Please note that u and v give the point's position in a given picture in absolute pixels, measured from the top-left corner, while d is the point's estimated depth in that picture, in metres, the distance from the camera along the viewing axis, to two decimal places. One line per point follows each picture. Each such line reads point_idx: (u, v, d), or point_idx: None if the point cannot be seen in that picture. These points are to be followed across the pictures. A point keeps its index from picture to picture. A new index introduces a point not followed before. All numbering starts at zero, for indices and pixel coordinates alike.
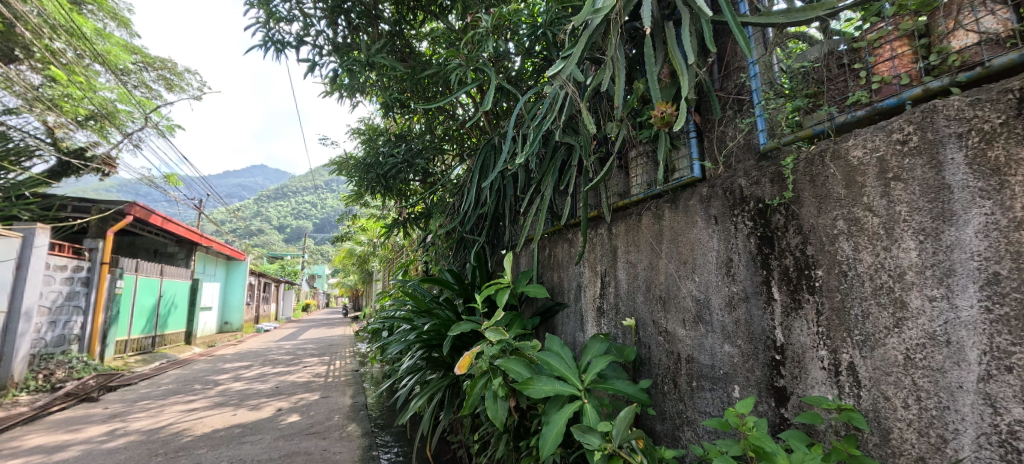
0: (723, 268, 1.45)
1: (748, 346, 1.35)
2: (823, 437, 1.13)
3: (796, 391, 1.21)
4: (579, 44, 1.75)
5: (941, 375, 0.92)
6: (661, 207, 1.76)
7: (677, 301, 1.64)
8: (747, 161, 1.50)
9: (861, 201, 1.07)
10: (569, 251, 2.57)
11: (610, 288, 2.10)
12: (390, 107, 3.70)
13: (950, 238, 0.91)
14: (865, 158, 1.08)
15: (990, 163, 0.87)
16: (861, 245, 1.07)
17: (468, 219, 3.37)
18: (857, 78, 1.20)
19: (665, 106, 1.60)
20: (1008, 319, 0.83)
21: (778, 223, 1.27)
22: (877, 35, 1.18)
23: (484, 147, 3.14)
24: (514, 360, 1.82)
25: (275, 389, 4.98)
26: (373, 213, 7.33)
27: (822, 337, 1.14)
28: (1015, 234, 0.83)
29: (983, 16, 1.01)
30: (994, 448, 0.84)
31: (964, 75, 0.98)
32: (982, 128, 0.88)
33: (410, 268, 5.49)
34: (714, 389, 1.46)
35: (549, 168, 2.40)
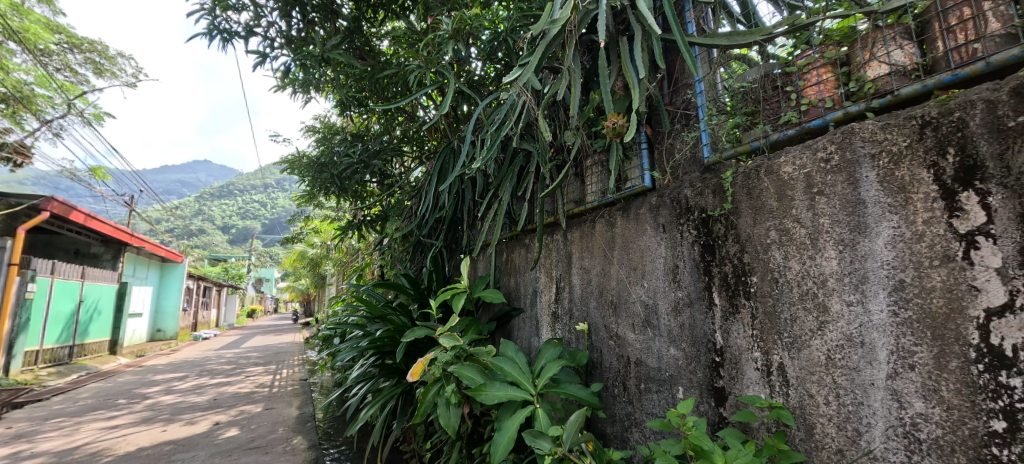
0: (670, 274, 1.52)
1: (691, 348, 1.42)
2: (757, 434, 1.20)
3: (733, 391, 1.28)
4: (536, 53, 1.78)
5: (856, 373, 1.00)
6: (614, 215, 1.82)
7: (627, 306, 1.69)
8: (693, 173, 1.59)
9: (790, 213, 1.16)
10: (526, 257, 2.59)
11: (565, 293, 2.13)
12: (347, 105, 3.59)
13: (864, 248, 1.00)
14: (794, 174, 1.16)
15: (897, 181, 0.96)
16: (790, 254, 1.15)
17: (426, 222, 3.32)
18: (788, 100, 1.30)
19: (616, 117, 1.66)
20: (911, 322, 0.92)
21: (718, 232, 1.35)
22: (806, 61, 1.28)
23: (443, 151, 3.11)
24: (468, 365, 1.81)
25: (212, 402, 4.64)
26: (327, 214, 7.05)
27: (756, 340, 1.22)
28: (917, 245, 0.92)
29: (894, 50, 1.12)
30: (900, 439, 0.93)
31: (877, 102, 1.08)
32: (890, 150, 0.98)
33: (364, 272, 5.32)
34: (660, 391, 1.52)
35: (508, 174, 2.42)
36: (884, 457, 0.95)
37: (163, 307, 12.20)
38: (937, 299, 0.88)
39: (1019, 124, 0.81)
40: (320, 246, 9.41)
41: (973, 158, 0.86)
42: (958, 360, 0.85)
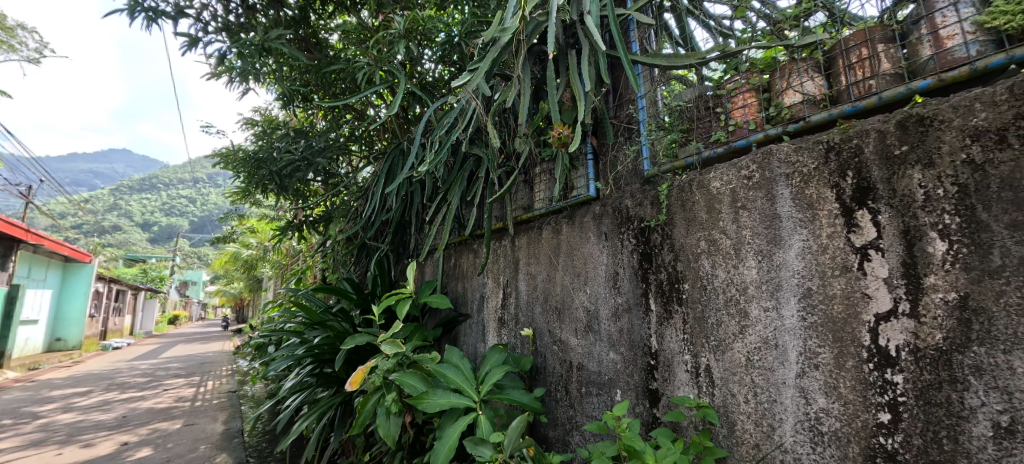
0: (611, 281, 1.58)
1: (629, 352, 1.48)
2: (686, 432, 1.27)
3: (665, 392, 1.35)
4: (486, 59, 1.80)
5: (771, 373, 1.09)
6: (560, 222, 1.87)
7: (571, 312, 1.74)
8: (634, 184, 1.67)
9: (718, 225, 1.25)
10: (474, 262, 2.58)
11: (511, 299, 2.14)
12: (290, 99, 3.40)
13: (779, 259, 1.10)
14: (721, 188, 1.26)
15: (807, 199, 1.06)
16: (717, 262, 1.24)
17: (372, 224, 3.21)
18: (719, 120, 1.40)
19: (562, 128, 1.72)
20: (816, 326, 1.01)
21: (655, 241, 1.43)
22: (734, 86, 1.37)
23: (391, 152, 3.03)
24: (410, 373, 1.77)
25: (121, 419, 4.15)
26: (265, 213, 6.61)
27: (687, 344, 1.30)
28: (822, 256, 1.02)
29: (806, 81, 1.23)
30: (806, 432, 1.02)
31: (792, 126, 1.20)
32: (801, 171, 1.09)
33: (304, 275, 5.03)
34: (600, 394, 1.57)
35: (457, 178, 2.41)
36: (794, 449, 1.04)
37: (64, 312, 10.79)
38: (837, 305, 0.99)
39: (902, 153, 0.93)
40: (257, 247, 8.81)
41: (867, 181, 0.97)
42: (853, 360, 0.95)
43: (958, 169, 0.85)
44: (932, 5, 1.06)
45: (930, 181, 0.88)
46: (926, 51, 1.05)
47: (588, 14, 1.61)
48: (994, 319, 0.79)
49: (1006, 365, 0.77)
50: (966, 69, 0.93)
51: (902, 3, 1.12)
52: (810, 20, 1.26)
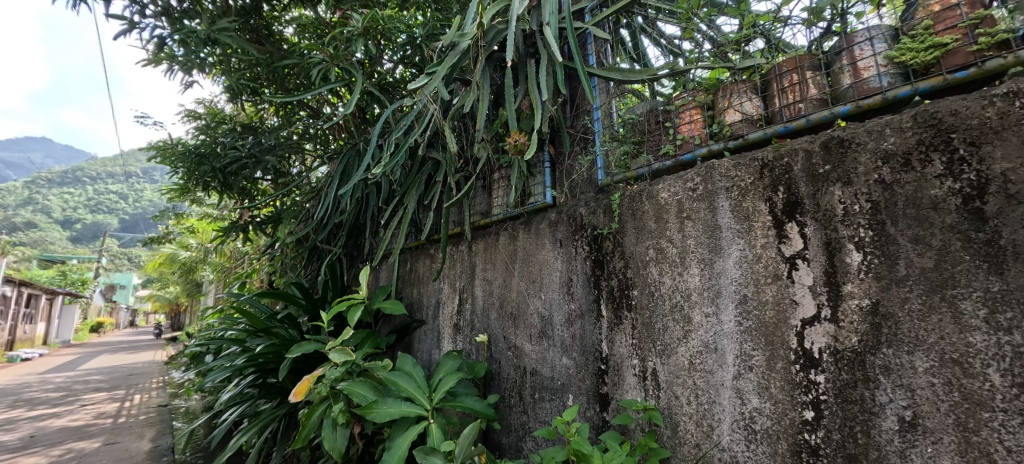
0: (564, 286, 1.61)
1: (581, 357, 1.51)
2: (633, 434, 1.31)
3: (615, 396, 1.39)
4: (444, 63, 1.81)
5: (711, 375, 1.15)
6: (517, 228, 1.89)
7: (526, 317, 1.75)
8: (588, 192, 1.71)
9: (665, 234, 1.31)
10: (430, 267, 2.55)
11: (467, 305, 2.13)
12: (237, 93, 3.22)
13: (719, 267, 1.17)
14: (669, 199, 1.32)
15: (744, 211, 1.14)
16: (665, 270, 1.30)
17: (325, 227, 3.09)
18: (667, 134, 1.48)
19: (518, 135, 1.75)
20: (751, 330, 1.08)
21: (607, 248, 1.48)
22: (682, 103, 1.45)
23: (347, 151, 2.96)
24: (359, 382, 1.71)
25: (26, 440, 3.70)
26: (207, 212, 6.19)
27: (635, 348, 1.34)
28: (756, 265, 1.09)
29: (745, 101, 1.32)
30: (741, 431, 1.08)
31: (732, 143, 1.28)
32: (739, 185, 1.16)
33: (249, 280, 4.73)
34: (553, 399, 1.59)
35: (414, 181, 2.38)
36: (730, 447, 1.10)
37: None
38: (769, 310, 1.06)
39: (825, 171, 1.01)
40: (197, 248, 8.19)
41: (795, 196, 1.05)
42: (783, 362, 1.02)
43: (871, 188, 0.94)
44: (852, 39, 1.15)
45: (848, 198, 0.97)
46: (846, 81, 1.15)
47: (546, 25, 1.65)
48: (900, 323, 0.87)
49: (910, 365, 0.86)
50: (879, 97, 1.03)
51: (828, 35, 1.20)
52: (750, 45, 1.35)
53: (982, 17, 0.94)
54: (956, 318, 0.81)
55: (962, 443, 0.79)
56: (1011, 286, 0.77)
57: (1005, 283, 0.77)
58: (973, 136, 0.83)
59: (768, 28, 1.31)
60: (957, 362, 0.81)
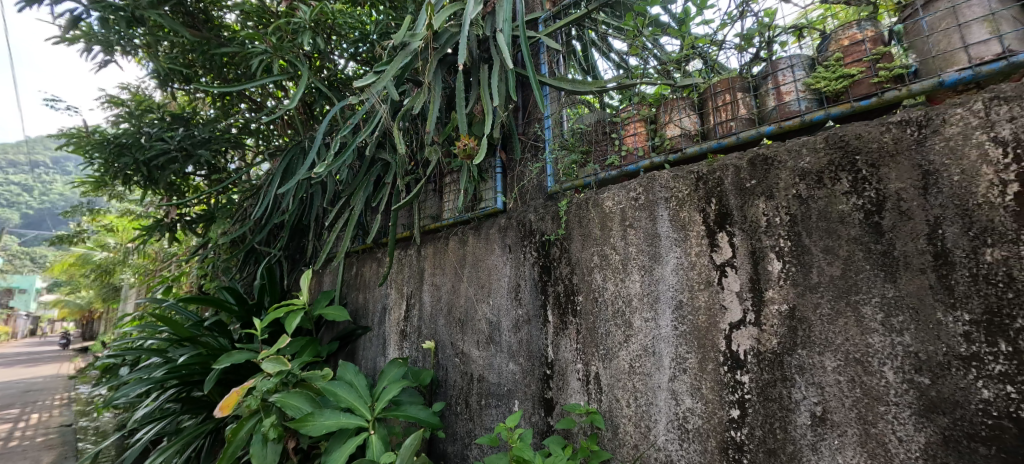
0: (513, 292, 1.62)
1: (527, 363, 1.52)
2: (576, 438, 1.34)
3: (559, 400, 1.41)
4: (394, 62, 1.78)
5: (649, 378, 1.20)
6: (467, 233, 1.88)
7: (474, 323, 1.74)
8: (538, 199, 1.74)
9: (609, 242, 1.36)
10: (377, 271, 2.46)
11: (414, 311, 2.07)
12: (167, 79, 2.96)
13: (658, 273, 1.22)
14: (613, 208, 1.37)
15: (681, 221, 1.20)
16: (608, 276, 1.34)
17: (264, 227, 2.90)
18: (613, 145, 1.53)
19: (467, 139, 1.75)
20: (685, 334, 1.14)
21: (555, 255, 1.50)
22: (627, 115, 1.51)
23: (291, 148, 2.83)
24: (294, 393, 1.61)
25: None
26: (128, 209, 5.62)
27: (579, 353, 1.37)
28: (691, 272, 1.16)
29: (683, 117, 1.40)
30: (676, 430, 1.13)
31: (671, 156, 1.35)
32: (677, 196, 1.23)
33: (175, 284, 4.34)
34: (499, 405, 1.58)
35: (362, 183, 2.30)
36: (666, 446, 1.14)
37: None
38: (702, 315, 1.12)
39: (751, 185, 1.09)
40: (115, 248, 7.40)
41: (725, 208, 1.12)
42: (713, 363, 1.08)
43: (790, 202, 1.02)
44: (776, 66, 1.25)
45: (770, 211, 1.05)
46: (771, 102, 1.25)
47: (500, 31, 1.67)
48: (813, 326, 0.95)
49: (820, 364, 0.93)
50: (798, 119, 1.13)
51: (755, 61, 1.31)
52: (689, 64, 1.43)
53: (882, 53, 1.05)
54: (859, 322, 0.90)
55: (863, 435, 0.87)
56: (903, 292, 0.86)
57: (898, 290, 0.86)
58: (874, 158, 0.92)
59: (705, 51, 1.41)
60: (859, 361, 0.89)
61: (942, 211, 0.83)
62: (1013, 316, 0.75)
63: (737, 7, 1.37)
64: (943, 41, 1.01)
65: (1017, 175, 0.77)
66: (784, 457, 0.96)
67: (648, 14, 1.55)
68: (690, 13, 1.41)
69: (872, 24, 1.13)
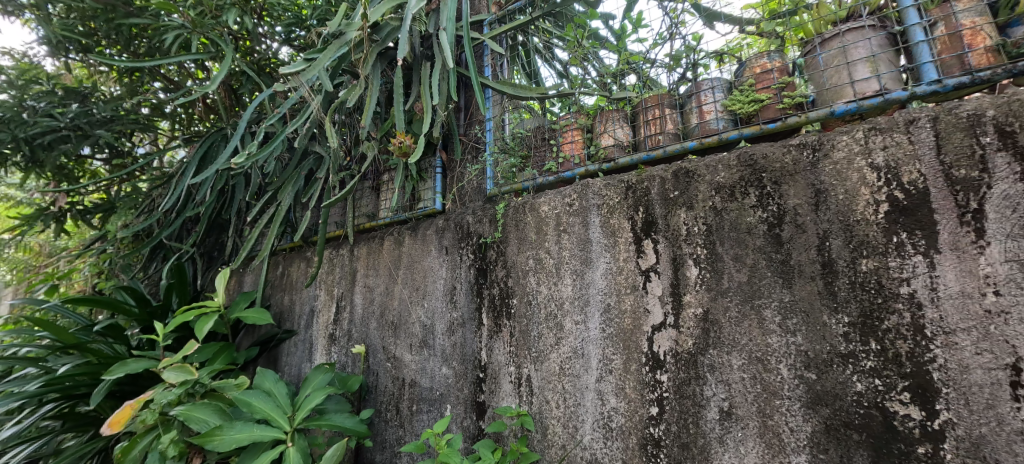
0: (448, 295, 1.60)
1: (460, 366, 1.51)
2: (507, 441, 1.34)
3: (491, 404, 1.40)
4: (327, 50, 1.68)
5: (577, 379, 1.23)
6: (403, 233, 1.82)
7: (407, 327, 1.69)
8: (477, 201, 1.73)
9: (543, 246, 1.39)
10: (305, 271, 2.31)
11: (344, 314, 1.97)
12: (60, 46, 2.54)
13: (588, 278, 1.27)
14: (548, 212, 1.40)
15: (612, 227, 1.25)
16: (542, 280, 1.36)
17: (174, 220, 2.61)
18: (551, 151, 1.57)
19: (403, 137, 1.70)
20: (612, 336, 1.19)
21: (491, 257, 1.51)
22: (565, 123, 1.55)
23: (211, 134, 2.58)
24: (201, 405, 1.47)
25: None
26: (5, 194, 4.81)
27: (511, 356, 1.38)
28: (619, 277, 1.21)
29: (617, 128, 1.46)
30: (602, 429, 1.17)
31: (605, 165, 1.41)
32: (608, 203, 1.28)
33: (62, 282, 3.77)
34: (430, 410, 1.55)
35: (290, 177, 2.16)
36: (591, 445, 1.18)
37: None
38: (627, 318, 1.18)
39: (675, 196, 1.16)
40: None
41: (651, 217, 1.19)
42: (636, 364, 1.14)
43: (706, 213, 1.10)
44: (699, 86, 1.35)
45: (690, 220, 1.13)
46: (694, 120, 1.34)
47: (443, 29, 1.63)
48: (722, 328, 1.03)
49: (728, 363, 1.01)
50: (716, 137, 1.22)
51: (682, 80, 1.40)
52: (624, 79, 1.50)
53: (786, 82, 1.18)
54: (760, 324, 0.99)
55: (762, 426, 0.95)
56: (797, 297, 0.96)
57: (793, 295, 0.96)
58: (777, 176, 1.03)
59: (639, 67, 1.47)
60: (760, 359, 0.98)
61: (829, 225, 0.94)
62: (882, 318, 0.87)
63: (667, 29, 1.46)
64: (835, 76, 1.14)
65: (887, 196, 0.89)
66: (695, 450, 1.03)
67: (588, 27, 1.62)
68: (626, 31, 1.49)
69: (779, 55, 1.26)
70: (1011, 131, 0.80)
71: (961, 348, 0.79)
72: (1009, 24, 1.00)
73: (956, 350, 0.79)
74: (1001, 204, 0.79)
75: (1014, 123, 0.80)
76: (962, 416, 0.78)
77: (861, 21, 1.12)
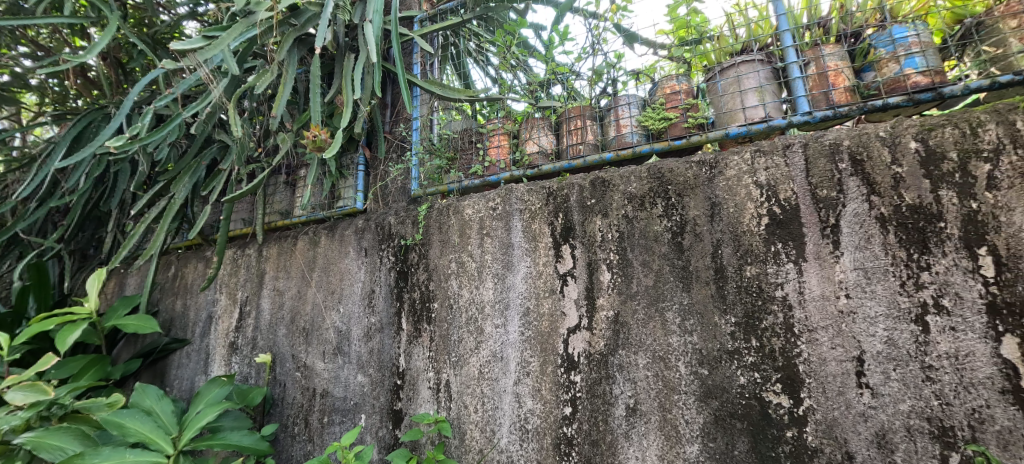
0: (366, 299, 1.52)
1: (377, 373, 1.44)
2: (423, 448, 1.31)
3: (408, 411, 1.36)
4: (231, 30, 1.54)
5: (496, 382, 1.24)
6: (318, 233, 1.71)
7: (320, 333, 1.58)
8: (401, 202, 1.68)
9: (466, 249, 1.38)
10: (202, 272, 2.07)
11: (248, 320, 1.80)
12: None
13: (509, 281, 1.28)
14: (472, 215, 1.39)
15: (534, 232, 1.28)
16: (463, 283, 1.35)
17: (33, 211, 2.20)
18: (478, 155, 1.57)
19: (318, 130, 1.58)
20: (529, 339, 1.21)
21: (413, 260, 1.47)
22: (492, 127, 1.56)
23: (88, 111, 2.22)
24: (58, 431, 1.25)
25: None
26: None
27: (431, 361, 1.35)
28: (538, 280, 1.24)
29: (541, 136, 1.50)
30: (519, 431, 1.18)
31: (529, 171, 1.44)
32: (530, 208, 1.31)
33: None
34: (343, 422, 1.46)
35: (187, 167, 1.93)
36: (508, 448, 1.19)
37: None
38: (545, 321, 1.21)
39: (592, 204, 1.22)
40: None
41: (569, 223, 1.24)
42: (553, 366, 1.17)
43: (619, 221, 1.17)
44: (618, 101, 1.43)
45: (605, 227, 1.19)
46: (611, 133, 1.43)
47: (369, 21, 1.55)
48: (630, 329, 1.10)
49: (634, 362, 1.08)
50: (630, 150, 1.31)
51: (603, 94, 1.47)
52: (551, 88, 1.54)
53: (691, 104, 1.30)
54: (663, 325, 1.07)
55: (662, 420, 1.03)
56: (694, 299, 1.05)
57: (691, 297, 1.05)
58: (680, 189, 1.12)
59: (565, 78, 1.51)
60: (662, 358, 1.05)
61: (721, 235, 1.05)
62: (761, 318, 0.98)
63: (590, 45, 1.54)
64: (731, 102, 1.28)
65: (767, 210, 1.02)
66: (603, 446, 1.08)
67: (518, 35, 1.65)
68: (554, 42, 1.54)
69: (686, 79, 1.38)
70: (861, 159, 0.95)
71: (821, 343, 0.91)
72: (863, 69, 1.20)
73: (816, 346, 0.92)
74: (852, 220, 0.93)
75: (863, 153, 0.95)
76: (820, 402, 0.90)
77: (752, 55, 1.27)
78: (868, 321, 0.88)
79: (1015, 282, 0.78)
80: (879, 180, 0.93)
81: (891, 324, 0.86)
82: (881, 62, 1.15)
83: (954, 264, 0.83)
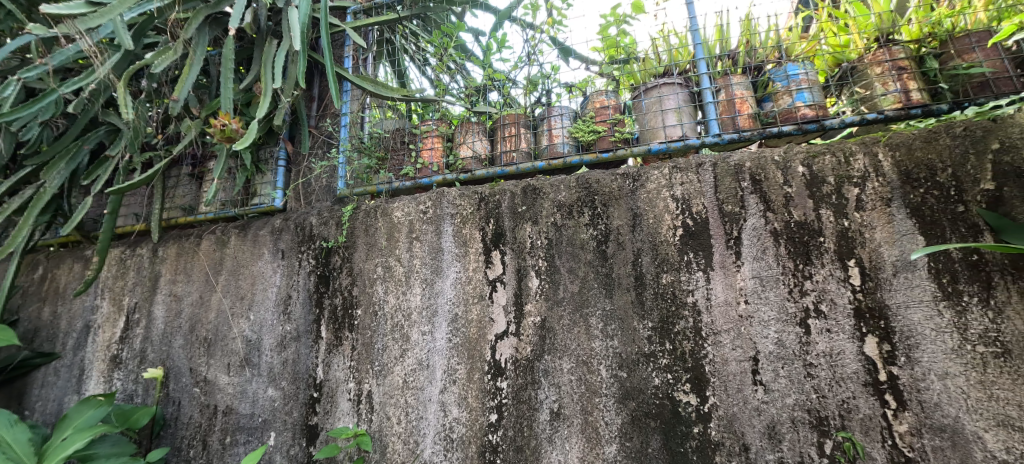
0: (281, 305, 1.40)
1: (290, 386, 1.33)
2: None
3: (324, 426, 1.27)
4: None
5: (421, 392, 1.20)
6: (227, 232, 1.55)
7: (224, 343, 1.43)
8: (324, 202, 1.58)
9: (394, 253, 1.32)
10: (77, 274, 1.78)
11: (137, 330, 1.58)
12: None
13: (438, 287, 1.25)
14: (402, 218, 1.35)
15: (465, 236, 1.27)
16: (390, 288, 1.30)
17: None
18: (409, 156, 1.52)
19: (228, 119, 1.43)
20: (457, 346, 1.19)
21: (335, 263, 1.38)
22: (426, 129, 1.53)
23: None
24: None
25: None
26: None
27: (352, 371, 1.28)
28: (468, 286, 1.23)
29: (476, 141, 1.50)
30: (443, 442, 1.15)
31: (462, 175, 1.43)
32: (461, 213, 1.29)
33: None
34: (248, 441, 1.33)
35: (64, 150, 1.65)
36: (431, 459, 1.15)
37: None
38: (473, 327, 1.20)
39: (522, 210, 1.24)
40: None
41: (500, 229, 1.24)
42: (479, 373, 1.16)
43: (548, 228, 1.20)
44: (550, 112, 1.46)
45: (534, 234, 1.21)
46: (544, 142, 1.46)
47: (295, 6, 1.44)
48: (556, 335, 1.12)
49: (560, 367, 1.10)
50: (561, 160, 1.35)
51: (538, 103, 1.50)
52: (487, 94, 1.54)
53: (618, 119, 1.37)
54: (587, 330, 1.10)
55: (584, 423, 1.06)
56: (615, 305, 1.10)
57: (613, 303, 1.10)
58: (606, 199, 1.17)
59: (501, 85, 1.52)
60: (586, 363, 1.09)
61: (642, 245, 1.11)
62: (674, 323, 1.05)
63: (526, 55, 1.57)
64: (652, 120, 1.37)
65: (681, 222, 1.10)
66: (528, 452, 1.09)
67: (455, 38, 1.64)
68: (491, 48, 1.54)
69: (615, 95, 1.45)
70: (759, 180, 1.06)
71: (724, 345, 1.00)
72: (763, 99, 1.34)
73: (719, 347, 1.00)
74: (751, 233, 1.03)
75: (761, 174, 1.07)
76: (722, 399, 0.98)
77: (673, 78, 1.37)
78: (762, 325, 0.98)
79: (876, 289, 0.92)
80: (774, 198, 1.04)
81: (781, 327, 0.97)
82: (778, 94, 1.29)
83: (830, 274, 0.96)
